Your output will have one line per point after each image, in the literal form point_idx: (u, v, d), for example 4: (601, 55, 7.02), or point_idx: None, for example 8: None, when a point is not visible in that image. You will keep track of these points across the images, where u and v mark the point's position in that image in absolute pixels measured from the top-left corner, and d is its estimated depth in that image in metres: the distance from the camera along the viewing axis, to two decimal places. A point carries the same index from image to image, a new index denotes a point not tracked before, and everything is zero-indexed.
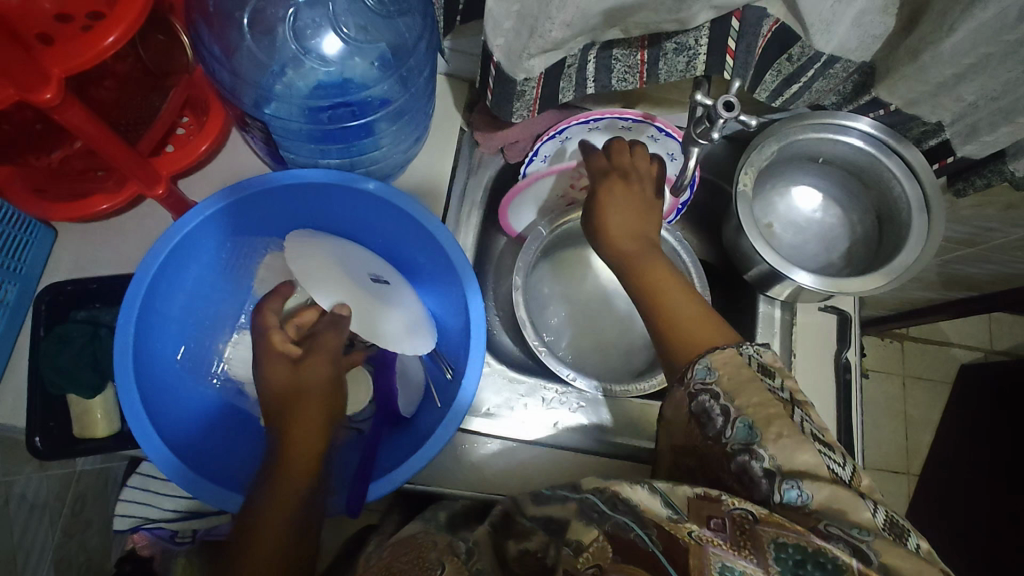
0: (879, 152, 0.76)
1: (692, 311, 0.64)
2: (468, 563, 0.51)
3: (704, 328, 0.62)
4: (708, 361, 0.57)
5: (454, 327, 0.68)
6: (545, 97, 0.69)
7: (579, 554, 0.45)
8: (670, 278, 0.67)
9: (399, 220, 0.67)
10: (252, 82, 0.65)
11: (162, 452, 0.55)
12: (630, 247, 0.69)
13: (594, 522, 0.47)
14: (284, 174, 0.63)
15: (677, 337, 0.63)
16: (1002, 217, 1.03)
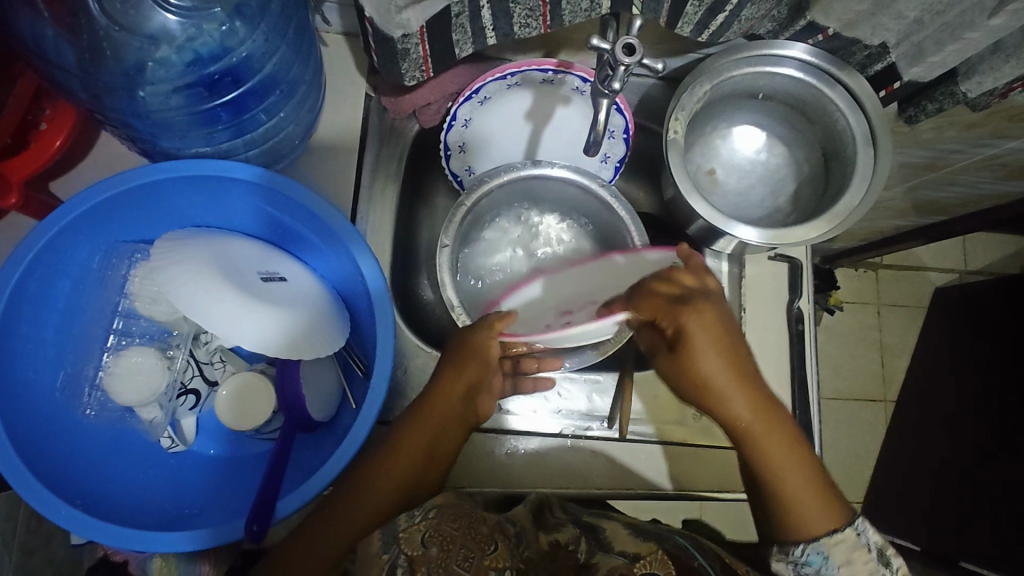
0: (820, 82, 0.69)
1: (796, 481, 0.57)
2: (518, 548, 0.52)
3: (800, 474, 0.57)
4: (823, 550, 0.55)
5: (366, 311, 0.63)
6: (438, 52, 0.61)
7: (635, 560, 0.52)
8: (807, 465, 0.58)
9: (288, 206, 0.61)
10: (111, 67, 0.57)
11: (41, 495, 0.49)
12: (744, 406, 0.58)
13: (658, 545, 0.55)
14: (152, 168, 0.57)
15: (788, 522, 0.57)
16: (963, 137, 0.96)
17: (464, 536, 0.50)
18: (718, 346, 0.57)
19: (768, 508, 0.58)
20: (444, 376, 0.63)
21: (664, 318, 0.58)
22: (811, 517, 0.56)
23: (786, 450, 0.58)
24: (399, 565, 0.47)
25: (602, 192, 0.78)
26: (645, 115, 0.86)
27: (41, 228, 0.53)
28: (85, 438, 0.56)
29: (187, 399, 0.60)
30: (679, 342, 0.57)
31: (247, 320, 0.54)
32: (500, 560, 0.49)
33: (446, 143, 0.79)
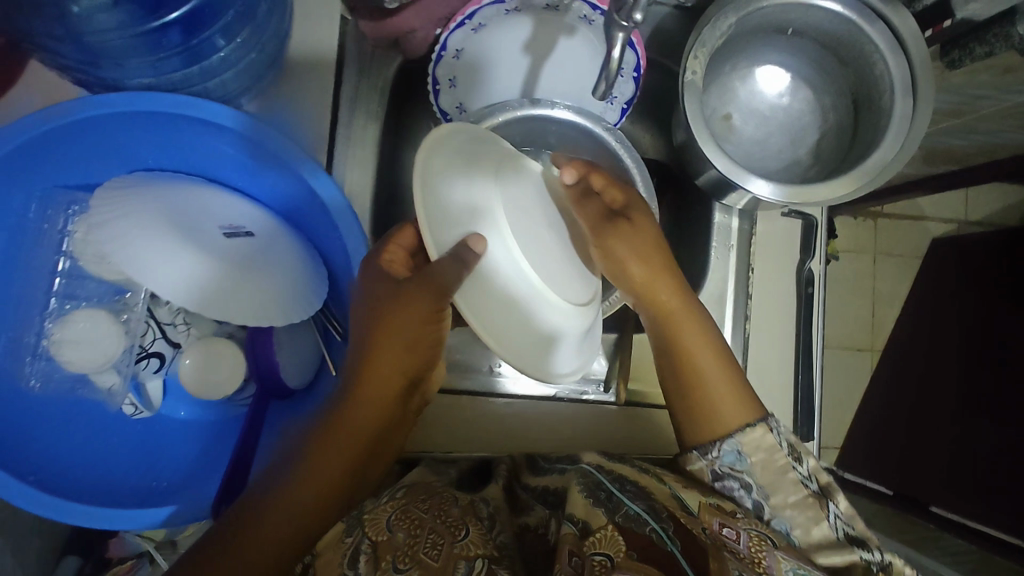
0: (860, 18, 0.60)
1: (717, 377, 0.58)
2: (489, 533, 0.50)
3: (714, 364, 0.58)
4: (737, 447, 0.54)
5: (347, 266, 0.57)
6: None
7: (585, 534, 0.45)
8: (706, 343, 0.60)
9: (251, 149, 0.54)
10: None
11: None
12: (643, 268, 0.59)
13: (610, 511, 0.47)
14: (83, 104, 0.48)
15: (700, 412, 0.57)
16: (995, 83, 0.90)
17: (431, 520, 0.49)
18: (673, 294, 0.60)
19: (685, 394, 0.58)
20: (377, 343, 0.50)
21: (616, 191, 0.59)
22: (721, 407, 0.56)
23: (697, 331, 0.60)
24: (363, 550, 0.47)
25: (605, 136, 0.71)
26: (659, 50, 0.78)
27: None
28: (36, 410, 0.51)
29: (150, 362, 0.54)
30: (632, 213, 0.60)
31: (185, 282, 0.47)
32: (470, 546, 0.48)
33: (435, 76, 0.70)
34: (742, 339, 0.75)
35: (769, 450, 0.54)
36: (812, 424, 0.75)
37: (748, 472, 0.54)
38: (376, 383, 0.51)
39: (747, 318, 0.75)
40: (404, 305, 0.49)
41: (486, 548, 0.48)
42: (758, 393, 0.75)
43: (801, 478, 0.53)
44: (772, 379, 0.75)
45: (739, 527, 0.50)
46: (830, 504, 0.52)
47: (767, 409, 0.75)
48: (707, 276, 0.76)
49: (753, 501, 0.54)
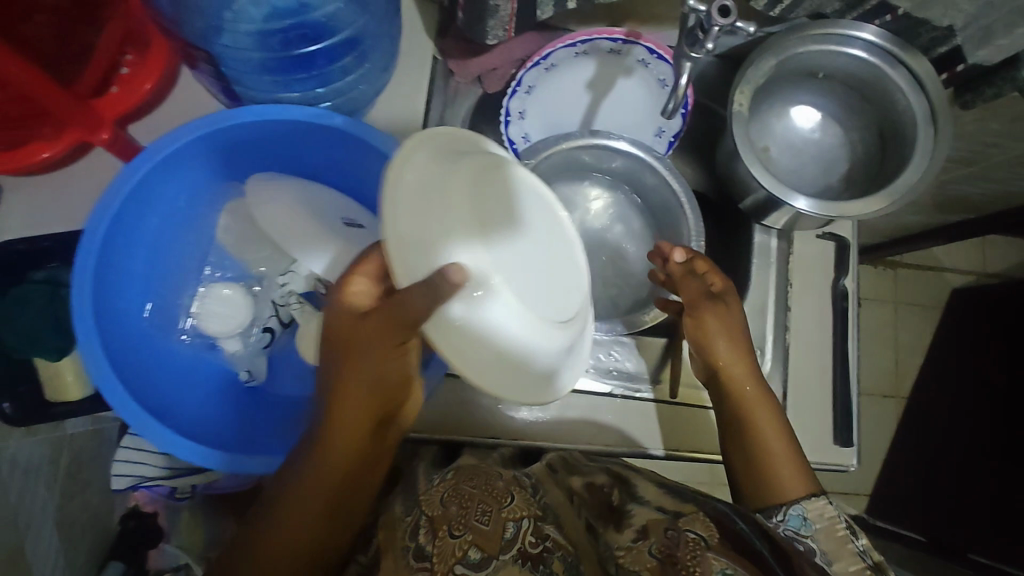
0: (881, 62, 0.70)
1: (779, 448, 0.64)
2: (533, 498, 0.56)
3: (783, 445, 0.65)
4: (801, 511, 0.60)
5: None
6: (523, 13, 0.62)
7: (680, 516, 0.52)
8: (773, 415, 0.67)
9: (364, 153, 0.63)
10: (194, 14, 0.60)
11: (124, 399, 0.54)
12: (728, 350, 0.68)
13: (698, 505, 0.53)
14: (240, 112, 0.59)
15: (765, 476, 0.64)
16: (1006, 131, 0.99)
17: (482, 493, 0.54)
18: (742, 372, 0.68)
19: (752, 465, 0.65)
20: (340, 369, 0.52)
21: (716, 276, 0.70)
22: (784, 481, 0.63)
23: (771, 414, 0.67)
24: (422, 524, 0.53)
25: (656, 164, 0.80)
26: (705, 94, 0.86)
27: (128, 171, 0.57)
28: (176, 358, 0.66)
29: (263, 335, 0.69)
30: (729, 298, 0.70)
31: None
32: (517, 509, 0.53)
33: (508, 108, 0.80)
34: (782, 349, 0.81)
35: (832, 523, 0.59)
36: (851, 431, 0.79)
37: (813, 537, 0.57)
38: (348, 409, 0.52)
39: (787, 329, 0.81)
40: (364, 330, 0.50)
41: (530, 510, 0.54)
42: (800, 400, 0.80)
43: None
44: (812, 387, 0.80)
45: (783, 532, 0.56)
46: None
47: (808, 415, 0.80)
48: (749, 290, 0.83)
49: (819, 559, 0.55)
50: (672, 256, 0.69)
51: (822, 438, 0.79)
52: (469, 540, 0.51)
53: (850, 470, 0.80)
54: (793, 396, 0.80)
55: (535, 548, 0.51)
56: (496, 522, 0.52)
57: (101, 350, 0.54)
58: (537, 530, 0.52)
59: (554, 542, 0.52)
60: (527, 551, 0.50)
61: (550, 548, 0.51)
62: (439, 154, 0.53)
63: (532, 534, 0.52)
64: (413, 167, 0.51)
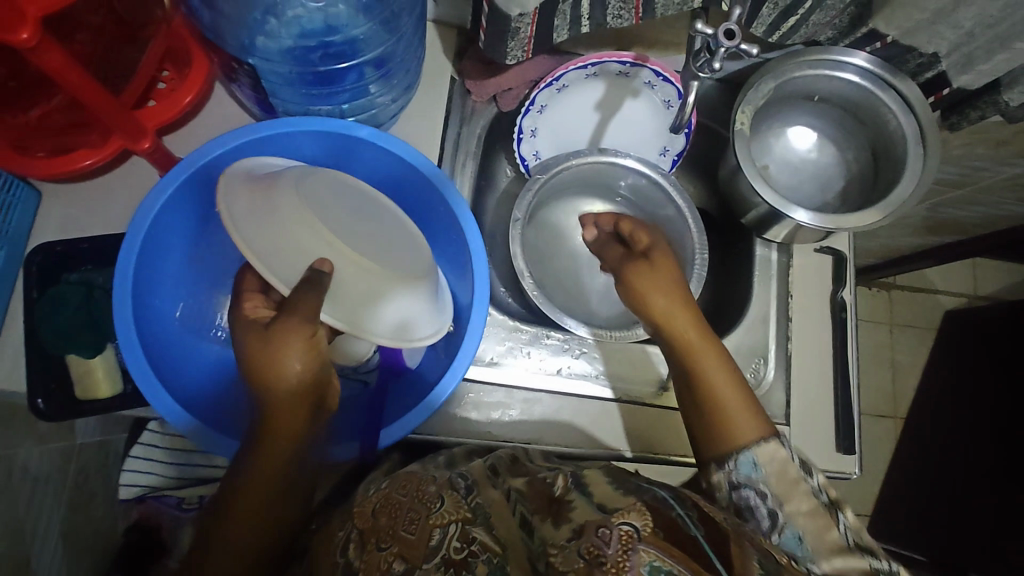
0: (874, 87, 0.75)
1: (731, 398, 0.65)
2: (467, 497, 0.52)
3: (736, 397, 0.65)
4: (752, 457, 0.61)
5: (463, 256, 0.69)
6: (540, 36, 0.67)
7: (613, 511, 0.47)
8: (717, 360, 0.68)
9: (391, 161, 0.68)
10: (229, 39, 0.60)
11: (161, 395, 0.57)
12: (663, 301, 0.70)
13: (637, 497, 0.50)
14: (277, 123, 0.62)
15: (722, 422, 0.64)
16: (992, 155, 1.04)
17: (410, 500, 0.51)
18: (684, 318, 0.69)
19: (703, 417, 0.65)
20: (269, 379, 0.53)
21: (641, 235, 0.75)
22: (736, 428, 0.64)
23: (718, 364, 0.67)
24: (353, 540, 0.50)
25: (662, 180, 0.84)
26: (707, 116, 0.91)
27: (171, 179, 0.60)
28: (207, 363, 0.68)
29: None
30: (654, 253, 0.73)
31: (280, 249, 0.56)
32: (446, 513, 0.49)
33: (521, 126, 0.85)
34: (785, 357, 0.83)
35: (781, 464, 0.61)
36: (853, 439, 0.82)
37: (762, 482, 0.60)
38: (286, 424, 0.54)
39: (789, 339, 0.84)
40: (276, 344, 0.53)
41: (461, 513, 0.50)
42: (803, 407, 0.82)
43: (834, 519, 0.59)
44: (814, 395, 0.83)
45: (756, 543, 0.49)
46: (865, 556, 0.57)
47: (811, 423, 0.82)
48: (752, 302, 0.86)
49: (767, 511, 0.59)
50: (587, 232, 0.81)
51: (824, 445, 0.81)
52: (395, 552, 0.47)
53: (854, 477, 0.82)
54: (796, 404, 0.82)
55: (461, 554, 0.47)
56: (423, 529, 0.48)
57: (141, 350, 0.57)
58: (464, 534, 0.48)
59: (483, 546, 0.47)
60: (451, 557, 0.46)
61: (475, 549, 0.46)
62: (255, 183, 0.59)
63: (458, 539, 0.47)
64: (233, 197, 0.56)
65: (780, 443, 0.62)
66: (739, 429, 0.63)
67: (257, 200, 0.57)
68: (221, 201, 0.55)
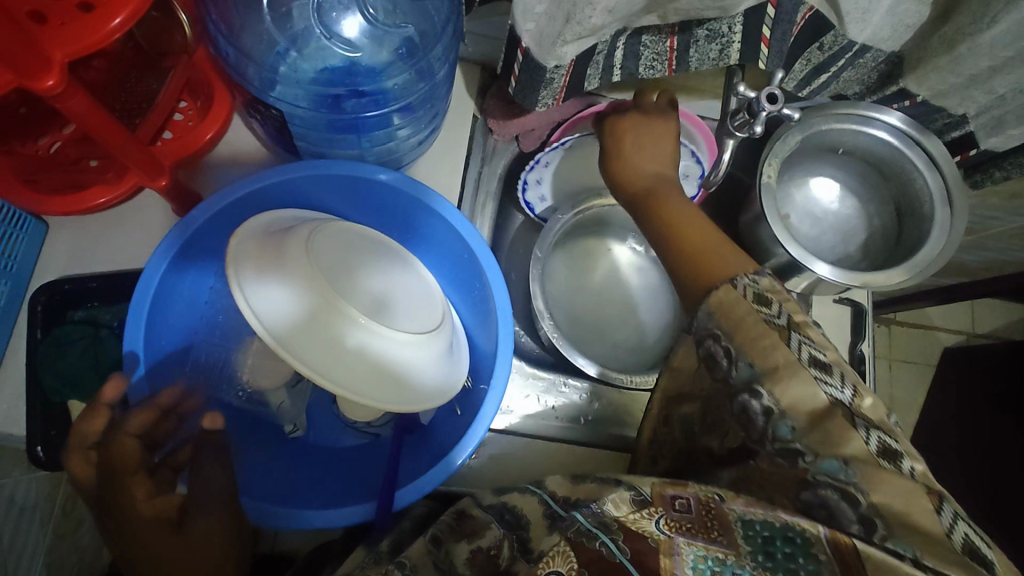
0: (902, 144, 0.75)
1: (709, 244, 0.61)
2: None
3: (711, 236, 0.61)
4: (709, 306, 0.54)
5: (487, 304, 0.67)
6: (571, 84, 0.66)
7: (540, 558, 0.43)
8: (709, 231, 0.63)
9: (414, 207, 0.65)
10: (259, 61, 0.59)
11: None
12: (638, 134, 0.72)
13: (561, 530, 0.45)
14: (300, 165, 0.61)
15: (705, 267, 0.58)
16: (1003, 207, 1.05)
17: None
18: (681, 214, 0.65)
19: (685, 263, 0.60)
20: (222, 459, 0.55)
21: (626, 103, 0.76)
22: (721, 267, 0.57)
23: (709, 235, 0.62)
24: None
25: None
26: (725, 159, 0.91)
27: (191, 219, 0.58)
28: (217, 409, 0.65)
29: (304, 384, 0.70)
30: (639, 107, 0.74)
31: (293, 320, 0.53)
32: None
33: (526, 178, 0.83)
34: None
35: (731, 297, 0.53)
36: None
37: (716, 325, 0.54)
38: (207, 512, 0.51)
39: None
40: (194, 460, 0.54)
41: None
42: None
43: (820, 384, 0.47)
44: None
45: (688, 495, 0.46)
46: (867, 430, 0.45)
47: None
48: None
49: (724, 350, 0.53)
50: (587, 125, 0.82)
51: None
52: None
53: None
54: None
55: None
56: None
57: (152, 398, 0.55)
58: None
59: None
60: None
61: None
62: (265, 243, 0.57)
63: None
64: (243, 252, 0.55)
65: (733, 283, 0.54)
66: (723, 267, 0.57)
67: (266, 258, 0.55)
68: (231, 270, 0.53)
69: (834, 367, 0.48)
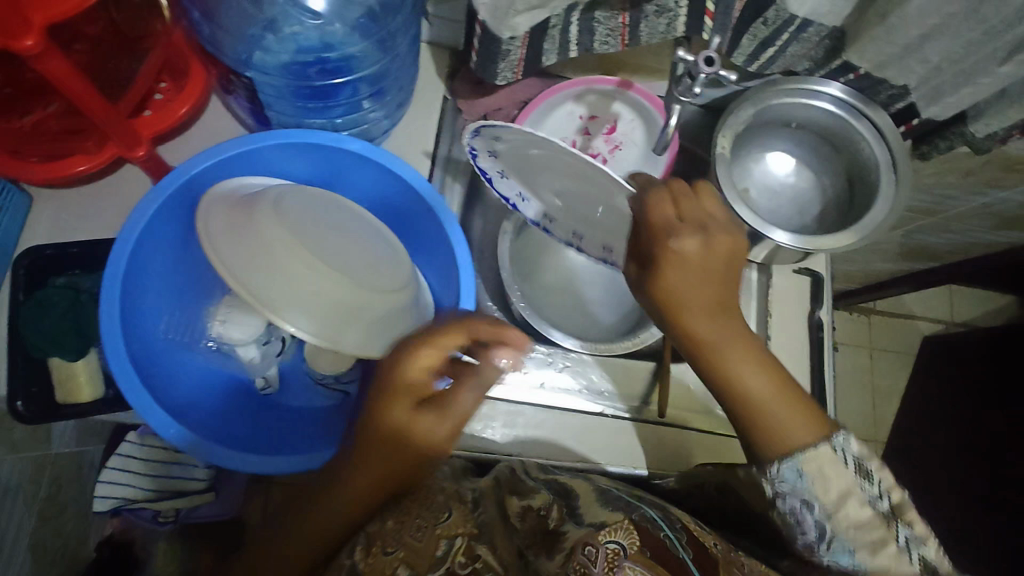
0: (849, 116, 0.78)
1: (767, 387, 0.59)
2: (473, 514, 0.59)
3: (782, 407, 0.58)
4: (797, 465, 0.56)
5: (450, 265, 0.70)
6: (529, 58, 0.69)
7: (603, 526, 0.51)
8: (772, 372, 0.60)
9: (381, 175, 0.69)
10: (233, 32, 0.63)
11: (142, 397, 0.57)
12: (708, 327, 0.59)
13: (625, 514, 0.53)
14: (270, 135, 0.64)
15: (770, 429, 0.58)
16: (961, 185, 1.08)
17: (417, 509, 0.58)
18: (749, 351, 0.60)
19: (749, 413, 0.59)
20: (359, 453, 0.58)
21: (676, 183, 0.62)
22: (790, 433, 0.57)
23: (756, 360, 0.60)
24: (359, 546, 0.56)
25: None
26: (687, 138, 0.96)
27: (164, 187, 0.61)
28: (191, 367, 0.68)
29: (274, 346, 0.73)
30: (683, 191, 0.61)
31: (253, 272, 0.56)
32: (453, 526, 0.56)
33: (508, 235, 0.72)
34: None
35: (824, 462, 0.55)
36: None
37: (810, 491, 0.55)
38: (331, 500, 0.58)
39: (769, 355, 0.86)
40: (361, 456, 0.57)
41: (466, 528, 0.56)
42: None
43: (867, 499, 0.54)
44: None
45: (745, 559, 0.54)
46: (898, 526, 0.54)
47: None
48: None
49: (816, 521, 0.55)
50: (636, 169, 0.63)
51: None
52: (400, 557, 0.53)
53: None
54: None
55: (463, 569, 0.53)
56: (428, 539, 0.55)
57: (126, 355, 0.57)
58: (468, 552, 0.54)
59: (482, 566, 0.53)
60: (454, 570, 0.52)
61: (479, 568, 0.52)
62: (234, 202, 0.60)
63: (462, 556, 0.54)
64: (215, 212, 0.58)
65: (833, 449, 0.55)
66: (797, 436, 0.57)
67: (236, 216, 0.58)
68: (200, 223, 0.57)
69: (877, 477, 0.55)
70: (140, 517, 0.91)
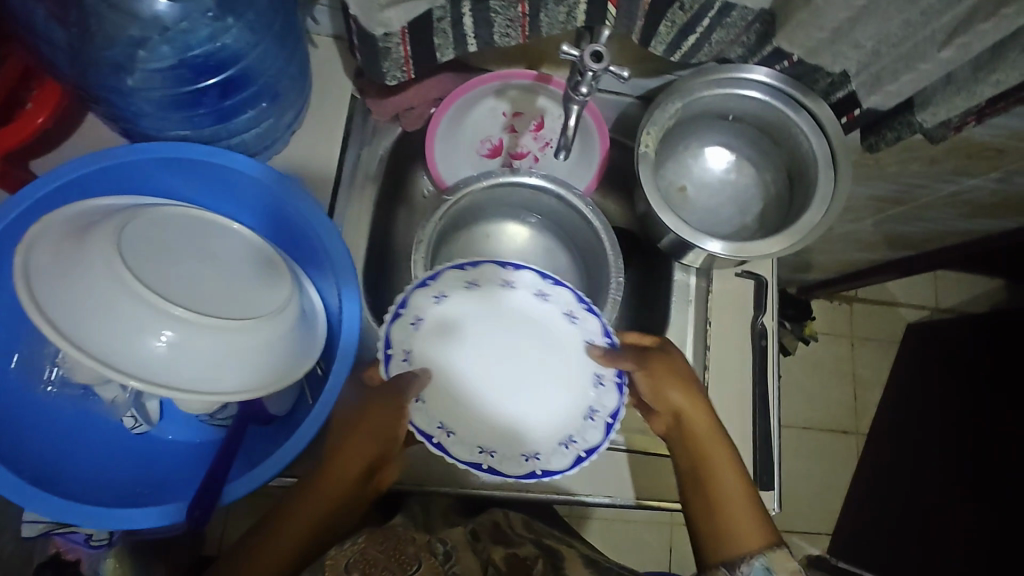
0: (782, 104, 0.72)
1: (734, 483, 0.62)
2: (443, 564, 0.47)
3: (742, 504, 0.61)
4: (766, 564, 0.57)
5: (323, 260, 0.66)
6: (419, 54, 0.63)
7: None
8: (733, 469, 0.63)
9: (257, 184, 0.65)
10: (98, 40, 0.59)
11: None
12: (683, 395, 0.64)
13: None
14: (129, 147, 0.60)
15: (723, 533, 0.60)
16: (927, 172, 1.00)
17: (386, 561, 0.44)
18: (719, 452, 0.63)
19: (709, 512, 0.61)
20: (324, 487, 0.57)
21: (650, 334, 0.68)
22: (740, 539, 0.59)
23: (729, 466, 0.63)
24: None
25: (572, 197, 0.79)
26: (624, 132, 0.89)
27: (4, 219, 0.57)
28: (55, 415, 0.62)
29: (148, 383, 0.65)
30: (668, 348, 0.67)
31: (93, 318, 0.51)
32: None
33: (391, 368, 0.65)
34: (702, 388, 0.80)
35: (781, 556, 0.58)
36: (773, 473, 0.78)
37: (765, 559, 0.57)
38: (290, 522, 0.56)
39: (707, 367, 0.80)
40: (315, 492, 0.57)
41: None
42: None
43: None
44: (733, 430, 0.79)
45: None
46: None
47: None
48: (668, 330, 0.83)
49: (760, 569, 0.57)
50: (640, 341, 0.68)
51: None
52: None
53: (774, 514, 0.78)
54: None
55: None
56: None
57: None
58: None
59: None
60: None
61: None
62: (71, 233, 0.54)
63: None
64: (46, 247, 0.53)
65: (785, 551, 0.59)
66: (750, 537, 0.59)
67: (71, 252, 0.53)
68: (19, 255, 0.51)
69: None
70: (78, 547, 0.67)
